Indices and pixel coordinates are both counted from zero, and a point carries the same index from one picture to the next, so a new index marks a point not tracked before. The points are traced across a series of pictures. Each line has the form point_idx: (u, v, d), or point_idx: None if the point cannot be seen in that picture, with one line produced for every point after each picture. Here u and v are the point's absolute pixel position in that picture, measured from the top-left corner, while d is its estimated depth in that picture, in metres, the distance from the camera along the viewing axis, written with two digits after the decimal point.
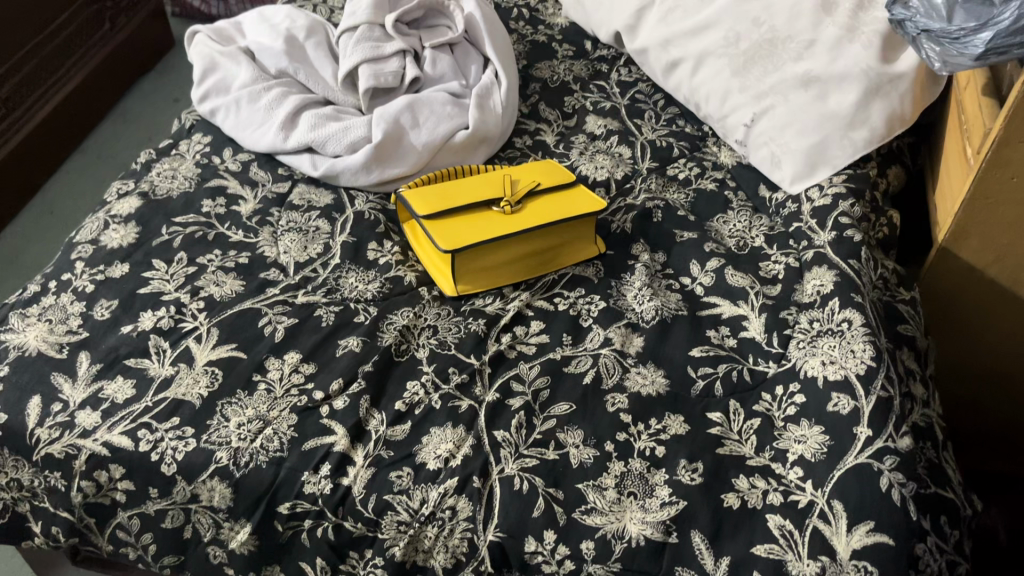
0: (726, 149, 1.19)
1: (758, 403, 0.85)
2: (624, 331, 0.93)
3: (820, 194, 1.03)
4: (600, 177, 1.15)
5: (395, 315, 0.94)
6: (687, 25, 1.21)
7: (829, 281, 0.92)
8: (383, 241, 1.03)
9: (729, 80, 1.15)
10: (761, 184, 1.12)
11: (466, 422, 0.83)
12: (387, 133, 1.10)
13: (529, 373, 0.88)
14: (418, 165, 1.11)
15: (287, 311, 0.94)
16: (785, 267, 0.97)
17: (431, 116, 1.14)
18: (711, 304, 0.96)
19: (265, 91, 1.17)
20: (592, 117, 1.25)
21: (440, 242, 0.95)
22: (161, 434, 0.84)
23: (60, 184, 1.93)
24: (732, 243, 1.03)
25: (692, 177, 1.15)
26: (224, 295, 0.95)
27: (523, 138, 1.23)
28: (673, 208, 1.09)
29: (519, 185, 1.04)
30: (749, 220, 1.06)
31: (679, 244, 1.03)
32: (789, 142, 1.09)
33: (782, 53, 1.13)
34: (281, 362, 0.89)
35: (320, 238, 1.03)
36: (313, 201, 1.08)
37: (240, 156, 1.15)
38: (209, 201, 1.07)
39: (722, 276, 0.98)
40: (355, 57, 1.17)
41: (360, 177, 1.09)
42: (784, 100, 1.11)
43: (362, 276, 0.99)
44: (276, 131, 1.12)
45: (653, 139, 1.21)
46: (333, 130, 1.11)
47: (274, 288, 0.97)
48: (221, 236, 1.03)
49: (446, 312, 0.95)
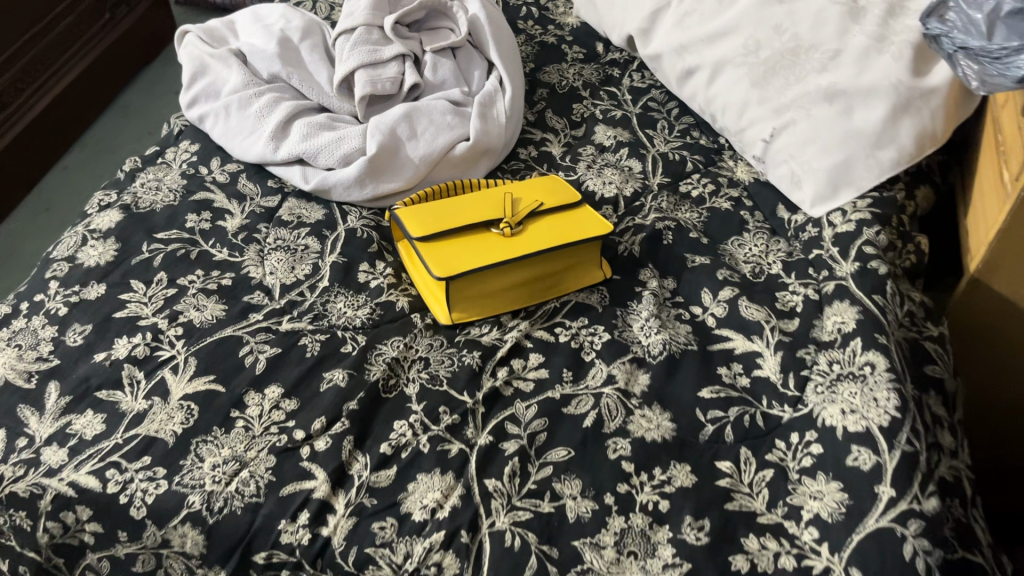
0: (743, 164, 1.12)
1: (771, 452, 0.79)
2: (629, 367, 0.87)
3: (843, 218, 0.96)
4: (609, 193, 1.08)
5: (384, 346, 0.88)
6: (704, 31, 1.13)
7: (851, 318, 0.84)
8: (376, 262, 0.98)
9: (748, 91, 1.08)
10: (779, 204, 1.05)
11: (456, 469, 0.78)
12: (383, 145, 1.03)
13: (525, 413, 0.83)
14: (415, 179, 1.05)
15: (270, 339, 0.88)
16: (804, 299, 0.91)
17: (430, 126, 1.07)
18: (723, 338, 0.89)
19: (256, 96, 1.11)
20: (601, 128, 1.18)
21: (434, 267, 0.89)
22: (131, 474, 0.78)
23: (58, 179, 1.87)
24: (747, 270, 0.97)
25: (706, 195, 1.08)
26: (203, 320, 0.90)
27: (528, 148, 1.17)
28: (685, 230, 1.02)
29: (521, 205, 0.98)
30: (766, 245, 1.00)
31: (690, 270, 0.97)
32: (811, 160, 1.01)
33: (805, 63, 1.05)
34: (261, 397, 0.83)
35: (309, 258, 0.97)
36: (303, 217, 1.02)
37: (228, 166, 1.09)
38: (194, 216, 1.02)
39: (736, 307, 0.91)
40: (351, 61, 1.11)
41: (353, 192, 1.03)
42: (807, 114, 1.03)
43: (352, 301, 0.93)
44: (266, 141, 1.06)
45: (666, 152, 1.14)
46: (326, 141, 1.05)
47: (257, 313, 0.91)
48: (205, 254, 0.97)
49: (439, 342, 0.89)
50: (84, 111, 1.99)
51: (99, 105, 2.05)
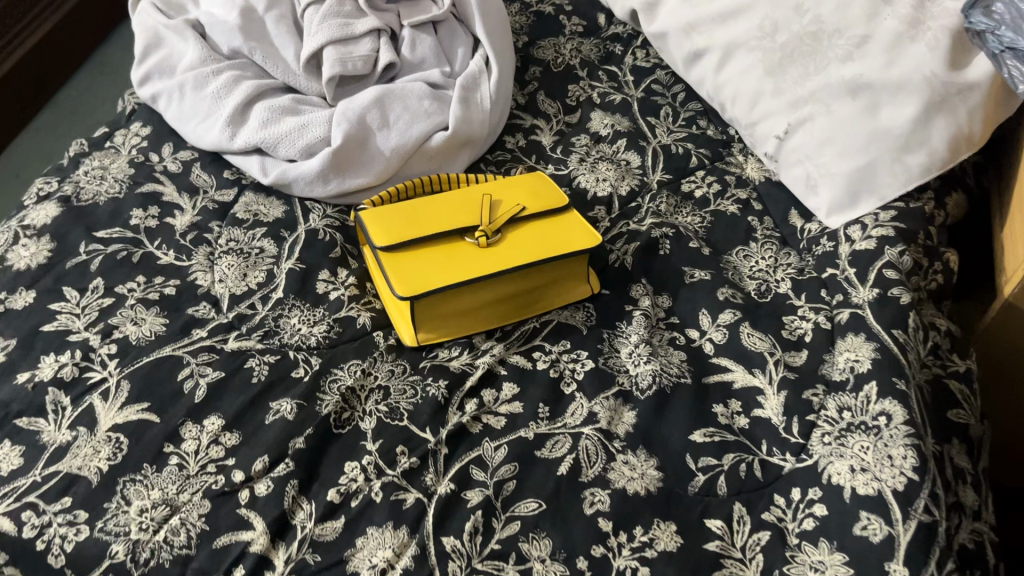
0: (753, 160, 1.01)
1: (769, 510, 0.69)
2: (613, 403, 0.77)
3: (863, 233, 0.85)
4: (603, 192, 0.98)
5: (340, 371, 0.79)
6: (715, 8, 1.01)
7: (867, 357, 0.74)
8: (338, 270, 0.88)
9: (761, 80, 0.96)
10: (791, 210, 0.94)
11: (411, 523, 0.69)
12: (349, 135, 0.93)
13: (493, 456, 0.73)
14: (386, 174, 0.94)
15: (214, 360, 0.79)
16: (813, 328, 0.80)
17: (404, 113, 0.96)
18: (720, 370, 0.80)
19: (213, 75, 1.00)
20: (597, 113, 1.06)
21: (397, 284, 0.79)
22: (49, 517, 0.69)
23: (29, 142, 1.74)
24: (751, 288, 0.86)
25: (711, 196, 0.97)
26: (140, 337, 0.80)
27: (516, 136, 1.05)
28: (685, 238, 0.91)
29: (500, 209, 0.87)
30: (774, 258, 0.89)
31: (688, 286, 0.86)
32: (828, 163, 0.90)
33: (827, 50, 0.93)
34: (199, 429, 0.74)
35: (262, 264, 0.88)
36: (260, 215, 0.92)
37: (182, 154, 0.99)
38: (139, 211, 0.92)
39: (737, 334, 0.81)
40: (318, 37, 0.99)
41: (316, 187, 0.93)
42: (826, 110, 0.91)
43: (308, 316, 0.83)
44: (222, 127, 0.96)
45: (668, 144, 1.03)
46: (287, 129, 0.94)
47: (201, 328, 0.82)
48: (149, 258, 0.88)
49: (401, 369, 0.80)
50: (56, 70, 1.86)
51: (74, 62, 1.92)
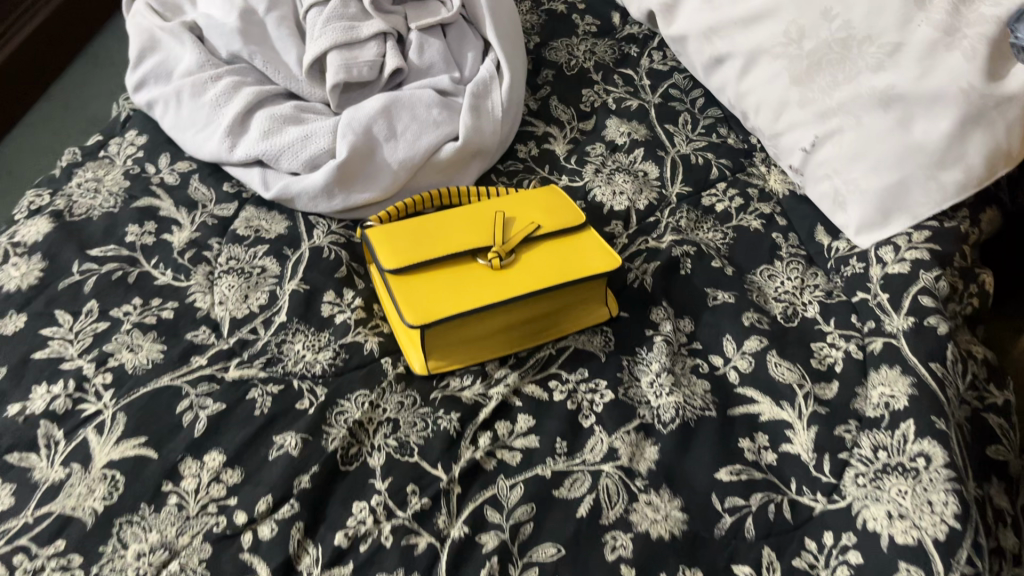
0: (776, 172, 0.97)
1: (800, 556, 0.66)
2: (634, 437, 0.73)
3: (895, 255, 0.81)
4: (620, 206, 0.93)
5: (346, 403, 0.75)
6: (738, 11, 0.96)
7: (903, 392, 0.70)
8: (344, 291, 0.84)
9: (787, 89, 0.92)
10: (817, 226, 0.90)
11: (423, 570, 0.65)
12: (354, 148, 0.88)
13: (509, 496, 0.70)
14: (393, 188, 0.90)
15: (214, 391, 0.75)
16: (844, 357, 0.76)
17: (412, 122, 0.92)
18: (746, 401, 0.76)
19: (212, 82, 0.95)
20: (613, 120, 1.02)
21: (406, 311, 0.75)
22: (41, 562, 0.65)
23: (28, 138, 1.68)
24: (777, 311, 0.82)
25: (733, 210, 0.93)
26: (137, 366, 0.76)
27: (528, 145, 1.01)
28: (707, 256, 0.87)
29: (514, 227, 0.83)
30: (800, 278, 0.85)
31: (711, 309, 0.83)
32: (858, 179, 0.86)
33: (857, 58, 0.88)
34: (199, 466, 0.71)
35: (264, 284, 0.84)
36: (262, 231, 0.88)
37: (179, 165, 0.94)
38: (135, 227, 0.88)
39: (764, 363, 0.77)
40: (322, 41, 0.94)
41: (320, 202, 0.88)
42: (856, 122, 0.87)
43: (313, 342, 0.80)
44: (221, 138, 0.91)
45: (688, 154, 0.98)
46: (290, 141, 0.90)
47: (201, 356, 0.78)
48: (145, 278, 0.84)
49: (411, 400, 0.76)
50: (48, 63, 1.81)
51: (68, 55, 1.87)
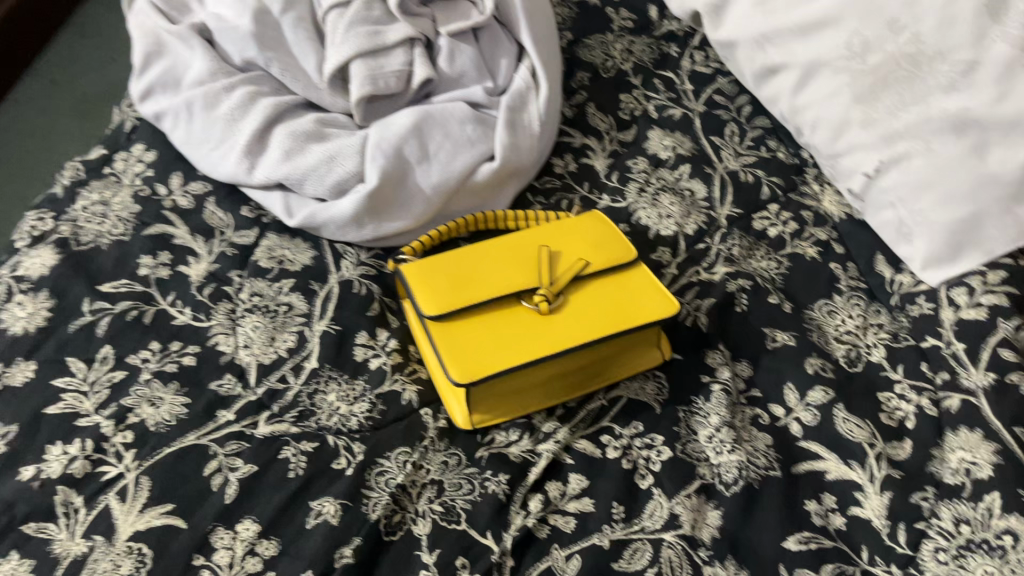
0: (830, 192, 0.91)
1: None
2: (696, 501, 0.69)
3: (969, 299, 0.76)
4: (666, 231, 0.87)
5: (386, 462, 0.70)
6: (795, 19, 0.89)
7: (986, 460, 0.66)
8: (377, 331, 0.78)
9: (848, 107, 0.85)
10: (878, 256, 0.85)
11: None
12: (385, 174, 0.82)
13: (566, 568, 0.65)
14: (426, 216, 0.84)
15: (244, 450, 0.70)
16: (915, 413, 0.72)
17: (445, 142, 0.85)
18: (811, 457, 0.71)
19: (225, 93, 0.88)
20: (656, 132, 0.95)
21: (450, 365, 0.70)
22: None
23: (34, 131, 1.55)
24: (840, 355, 0.78)
25: (787, 236, 0.87)
26: (159, 422, 0.71)
27: (565, 159, 0.94)
28: (764, 291, 0.82)
29: (561, 264, 0.77)
30: (863, 316, 0.80)
31: (770, 352, 0.77)
32: (927, 211, 0.80)
33: (927, 77, 0.81)
34: (232, 536, 0.66)
35: (291, 325, 0.78)
36: (286, 262, 0.82)
37: (192, 186, 0.88)
38: (149, 259, 0.81)
39: (830, 418, 0.72)
40: (346, 48, 0.87)
41: (349, 231, 0.82)
42: (925, 148, 0.80)
43: (346, 391, 0.74)
44: (239, 158, 0.85)
45: (736, 170, 0.92)
46: (314, 163, 0.83)
47: (227, 409, 0.72)
48: (163, 318, 0.78)
49: (456, 460, 0.71)
50: (23, 44, 1.67)
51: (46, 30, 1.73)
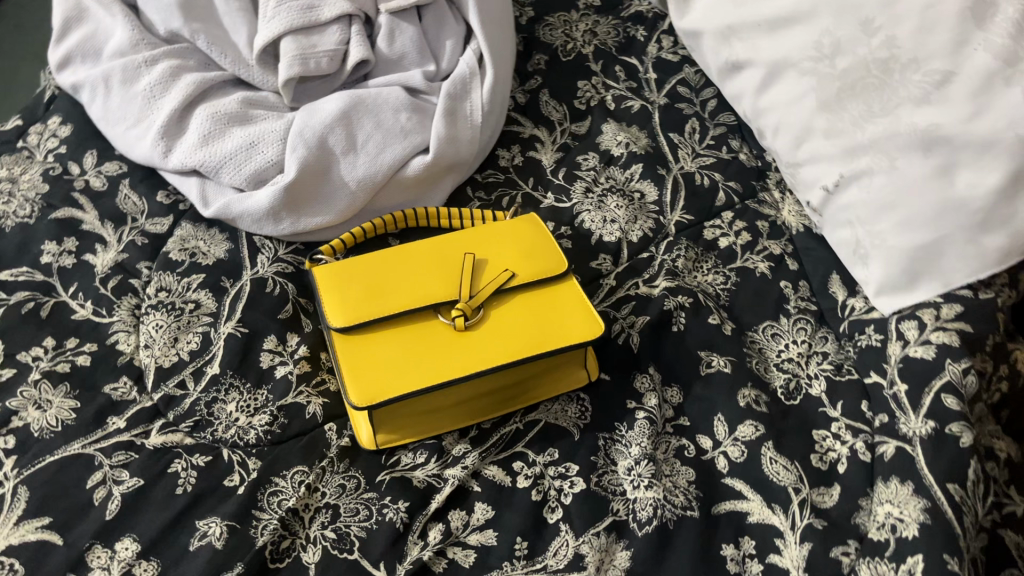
0: (791, 200, 0.85)
1: None
2: (604, 541, 0.64)
3: (919, 335, 0.70)
4: (609, 237, 0.82)
5: (281, 482, 0.66)
6: (763, 12, 0.83)
7: (913, 518, 0.61)
8: (288, 336, 0.74)
9: (812, 114, 0.79)
10: (833, 276, 0.79)
11: None
12: (305, 166, 0.76)
13: None
14: (351, 212, 0.78)
15: (131, 462, 0.66)
16: (848, 457, 0.67)
17: (375, 132, 0.79)
18: (733, 497, 0.67)
19: (146, 67, 0.82)
20: (610, 126, 0.89)
21: (351, 386, 0.65)
22: None
23: None
24: (778, 385, 0.73)
25: (738, 248, 0.82)
26: (44, 428, 0.67)
27: (512, 150, 0.88)
28: (705, 310, 0.77)
29: (484, 275, 0.72)
30: (807, 343, 0.75)
31: (703, 379, 0.73)
32: (885, 233, 0.74)
33: (899, 86, 0.74)
34: (109, 556, 0.62)
35: (197, 324, 0.73)
36: (198, 255, 0.77)
37: (107, 166, 0.83)
38: (53, 245, 0.77)
39: (758, 456, 0.68)
40: (276, 23, 0.81)
41: (266, 225, 0.77)
42: (889, 166, 0.74)
43: (247, 402, 0.70)
44: (154, 140, 0.79)
45: (692, 172, 0.86)
46: (232, 150, 0.78)
47: (119, 416, 0.68)
48: (61, 312, 0.73)
49: (354, 484, 0.67)
50: None
51: None
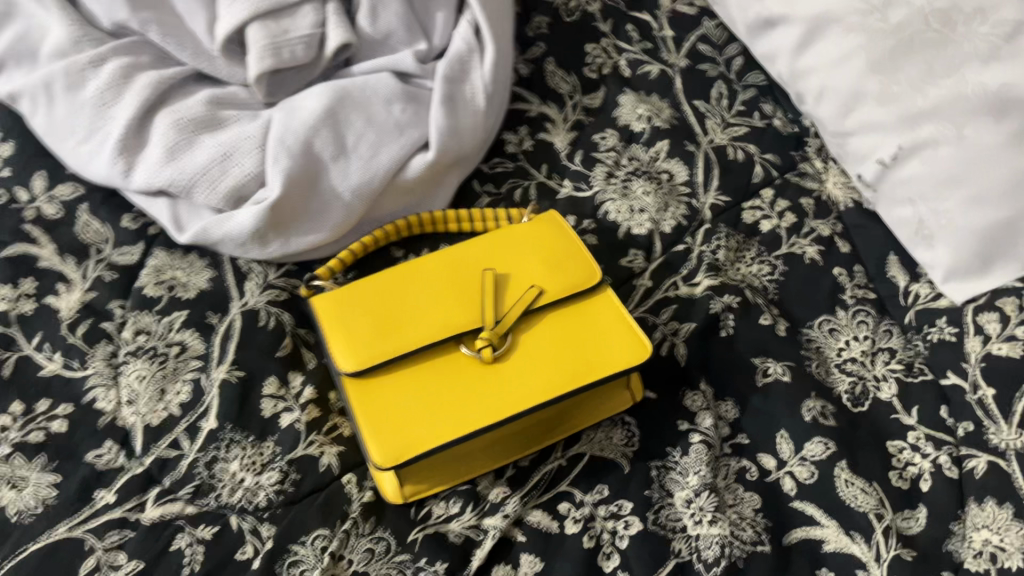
0: (835, 170, 0.77)
1: None
2: None
3: (1002, 329, 0.63)
4: (639, 229, 0.73)
5: (302, 550, 0.58)
6: None
7: (1016, 548, 0.55)
8: (291, 376, 0.66)
9: (863, 77, 0.69)
10: (890, 258, 0.71)
11: None
12: (291, 180, 0.66)
13: None
14: (346, 226, 0.69)
15: (127, 543, 0.57)
16: (932, 473, 0.60)
17: (366, 132, 0.69)
18: (806, 523, 0.59)
19: (92, 69, 0.70)
20: (628, 98, 0.80)
21: (372, 445, 0.57)
22: None
23: None
24: (842, 391, 0.65)
25: (783, 232, 0.73)
26: (22, 511, 0.58)
27: (519, 133, 0.79)
28: (755, 310, 0.69)
29: (508, 295, 0.64)
30: (871, 339, 0.67)
31: (761, 391, 0.65)
32: (952, 212, 0.65)
33: (963, 42, 0.65)
34: None
35: (185, 371, 0.65)
36: (177, 287, 0.69)
37: (59, 190, 0.73)
38: (8, 289, 0.67)
39: (831, 477, 0.60)
40: (240, 8, 0.69)
41: (251, 249, 0.68)
42: (956, 135, 0.64)
43: (252, 459, 0.61)
44: (111, 157, 0.68)
45: (724, 146, 0.77)
46: (203, 164, 0.67)
47: (107, 488, 0.59)
48: (28, 369, 0.64)
49: (384, 547, 0.59)
50: None
51: None
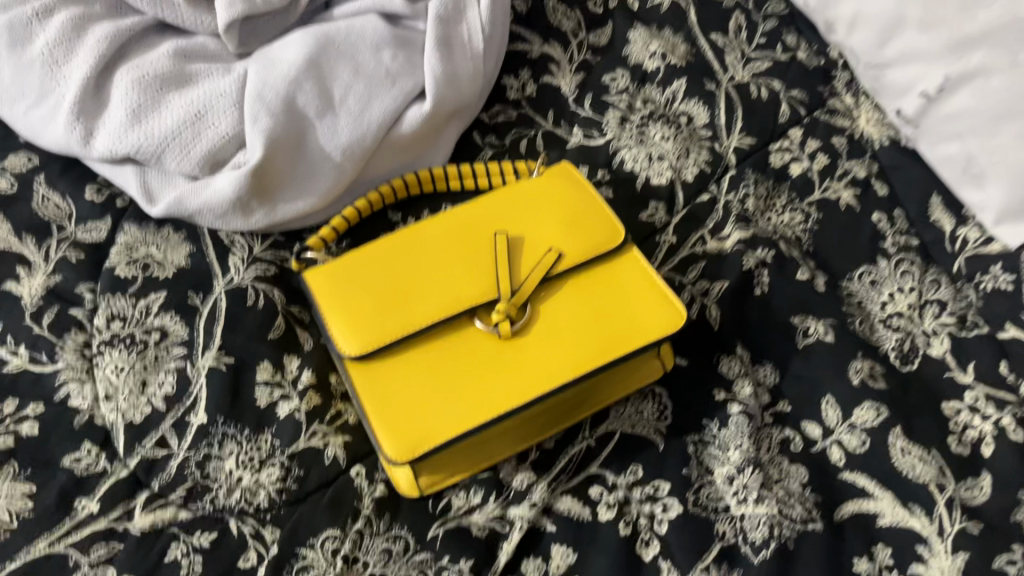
0: (867, 105, 0.71)
1: None
2: None
3: None
4: (659, 179, 0.67)
5: (311, 553, 0.52)
6: None
7: None
8: (287, 360, 0.59)
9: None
10: (933, 200, 0.65)
11: None
12: (273, 142, 0.59)
13: None
14: (338, 190, 0.62)
15: (117, 556, 0.51)
16: (995, 435, 0.55)
17: (353, 85, 0.62)
18: (857, 496, 0.54)
19: (39, 21, 0.62)
20: (639, 34, 0.73)
21: (383, 437, 0.51)
22: None
23: None
24: (890, 350, 0.60)
25: (815, 176, 0.67)
26: None
27: (520, 76, 0.72)
28: (790, 264, 0.63)
29: (523, 260, 0.57)
30: (917, 291, 0.62)
31: (802, 353, 0.60)
32: (1006, 147, 0.59)
33: None
34: None
35: (168, 359, 0.58)
36: (152, 266, 0.62)
37: (12, 161, 0.66)
38: None
39: (885, 446, 0.55)
40: None
41: (233, 221, 0.61)
42: (1010, 62, 0.58)
43: (249, 455, 0.55)
44: (66, 122, 0.61)
45: (745, 83, 0.71)
46: (172, 126, 0.59)
47: (89, 496, 0.53)
48: None
49: (402, 546, 0.53)
50: None
51: None
